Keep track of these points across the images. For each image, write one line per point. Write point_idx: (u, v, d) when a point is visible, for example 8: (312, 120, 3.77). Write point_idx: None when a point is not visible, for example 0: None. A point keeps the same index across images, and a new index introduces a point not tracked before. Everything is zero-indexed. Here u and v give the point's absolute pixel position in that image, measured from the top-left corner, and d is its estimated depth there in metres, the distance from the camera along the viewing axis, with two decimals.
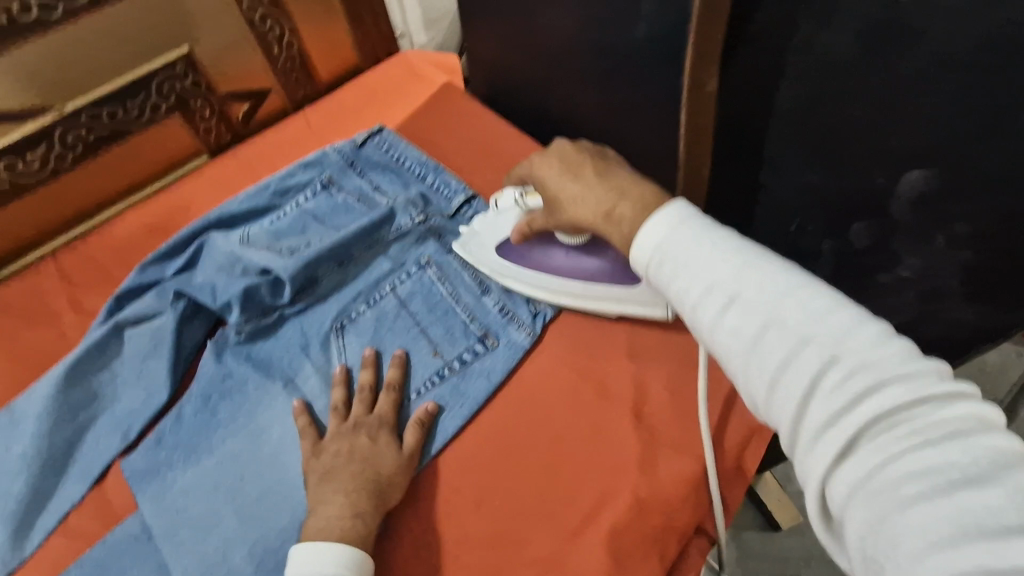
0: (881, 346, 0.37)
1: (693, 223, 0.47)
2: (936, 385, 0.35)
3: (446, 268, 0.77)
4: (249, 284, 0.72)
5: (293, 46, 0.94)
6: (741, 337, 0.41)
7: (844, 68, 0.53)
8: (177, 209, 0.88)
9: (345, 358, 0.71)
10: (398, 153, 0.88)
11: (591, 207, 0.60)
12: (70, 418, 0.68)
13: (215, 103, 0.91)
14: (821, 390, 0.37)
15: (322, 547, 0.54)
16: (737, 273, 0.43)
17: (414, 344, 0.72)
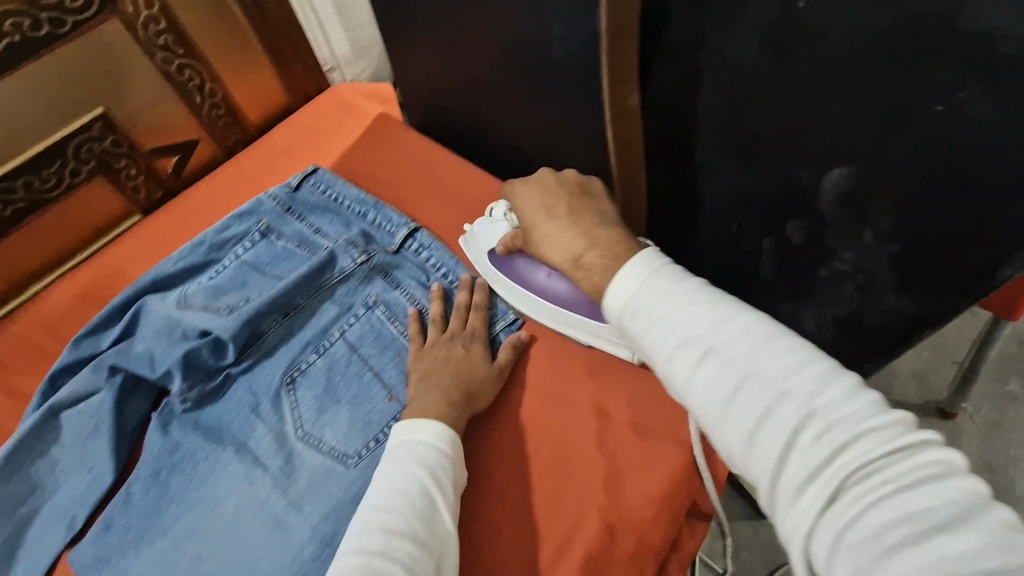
0: (850, 398, 0.40)
1: (668, 278, 0.50)
2: (903, 435, 0.38)
3: (394, 307, 0.76)
4: (189, 349, 0.70)
5: (216, 93, 0.92)
6: (717, 391, 0.44)
7: (755, 74, 0.54)
8: (110, 274, 0.84)
9: (297, 414, 0.69)
10: (335, 192, 0.86)
11: (560, 250, 0.62)
12: (9, 515, 0.65)
13: (140, 160, 0.88)
14: (799, 443, 0.39)
15: (424, 423, 0.59)
16: (712, 328, 0.46)
17: (368, 390, 0.70)
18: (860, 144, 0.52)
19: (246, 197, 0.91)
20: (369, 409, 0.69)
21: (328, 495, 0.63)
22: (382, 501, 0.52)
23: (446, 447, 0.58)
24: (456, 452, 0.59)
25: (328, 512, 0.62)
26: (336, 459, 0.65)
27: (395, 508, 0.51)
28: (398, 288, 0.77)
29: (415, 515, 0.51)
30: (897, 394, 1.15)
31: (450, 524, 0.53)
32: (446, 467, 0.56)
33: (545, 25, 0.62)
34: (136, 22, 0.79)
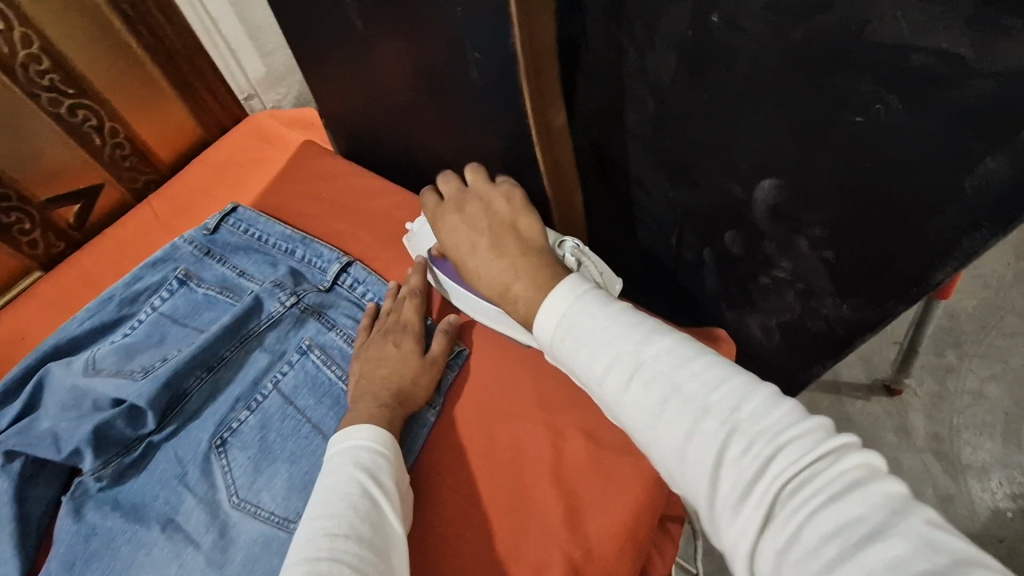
0: (770, 408, 0.41)
1: (592, 301, 0.51)
2: (824, 440, 0.39)
3: (330, 349, 0.71)
4: (99, 421, 0.63)
5: (117, 132, 0.84)
6: (647, 411, 0.45)
7: (676, 89, 0.52)
8: (7, 343, 0.76)
9: (230, 479, 0.63)
10: (258, 231, 0.80)
11: (489, 285, 0.61)
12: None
13: (34, 213, 0.79)
14: (729, 459, 0.40)
15: (360, 428, 0.58)
16: (637, 348, 0.47)
17: (306, 444, 0.65)
18: (785, 158, 0.51)
19: (159, 242, 0.84)
20: (308, 464, 0.64)
21: (268, 568, 0.58)
22: (324, 509, 0.50)
23: (385, 450, 0.57)
24: (397, 455, 0.58)
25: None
26: (277, 525, 0.60)
27: (337, 513, 0.49)
28: (333, 328, 0.73)
29: (359, 517, 0.49)
30: (844, 377, 1.19)
31: (397, 524, 0.52)
32: (385, 469, 0.55)
33: (460, 48, 0.60)
34: (14, 63, 0.71)
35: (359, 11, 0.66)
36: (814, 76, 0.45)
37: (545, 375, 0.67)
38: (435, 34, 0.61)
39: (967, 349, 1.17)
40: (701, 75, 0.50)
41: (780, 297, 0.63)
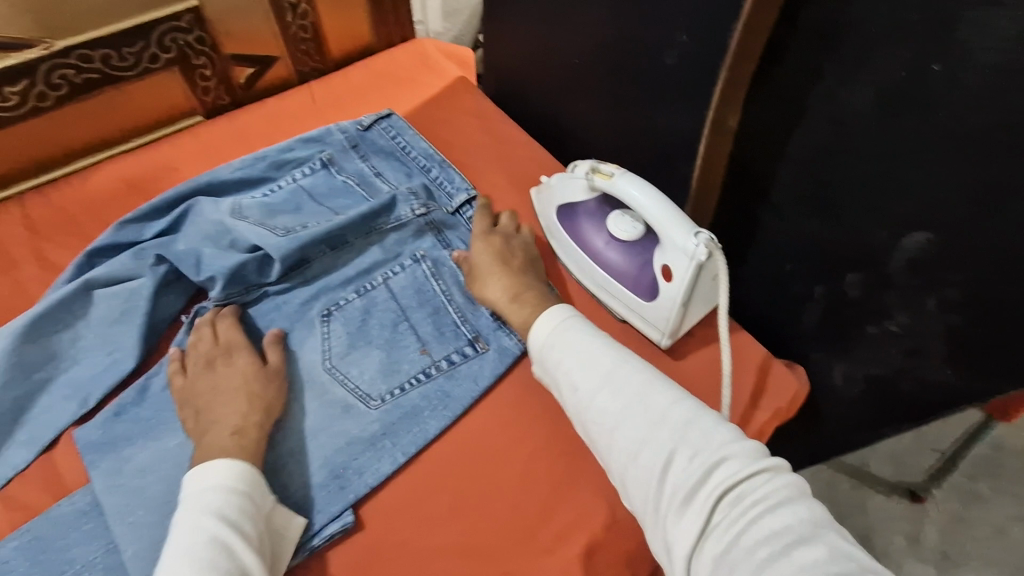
0: (715, 429, 0.48)
1: (573, 320, 0.60)
2: (762, 459, 0.45)
3: (440, 265, 0.76)
4: (237, 258, 0.69)
5: (307, 16, 0.91)
6: (611, 419, 0.51)
7: (863, 125, 0.55)
8: (160, 167, 0.83)
9: (329, 345, 0.69)
10: (404, 142, 0.85)
11: (500, 288, 0.69)
12: (23, 377, 0.64)
13: (217, 64, 0.87)
14: (677, 468, 0.46)
15: (212, 465, 0.55)
16: (610, 364, 0.54)
17: (401, 339, 0.70)
18: (944, 217, 0.54)
19: (312, 124, 0.90)
20: (399, 357, 0.69)
21: (343, 431, 0.64)
22: (172, 563, 0.49)
23: (240, 486, 0.54)
24: (255, 487, 0.56)
25: (342, 446, 0.63)
26: (358, 397, 0.66)
27: (180, 569, 0.48)
28: (448, 249, 0.78)
29: (207, 567, 0.48)
30: (874, 472, 1.15)
31: (257, 559, 0.51)
32: (241, 506, 0.53)
33: (664, 29, 0.64)
34: None
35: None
36: (1009, 142, 0.48)
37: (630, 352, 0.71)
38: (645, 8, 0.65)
39: (1004, 483, 1.14)
40: (895, 117, 0.53)
41: (880, 351, 0.66)
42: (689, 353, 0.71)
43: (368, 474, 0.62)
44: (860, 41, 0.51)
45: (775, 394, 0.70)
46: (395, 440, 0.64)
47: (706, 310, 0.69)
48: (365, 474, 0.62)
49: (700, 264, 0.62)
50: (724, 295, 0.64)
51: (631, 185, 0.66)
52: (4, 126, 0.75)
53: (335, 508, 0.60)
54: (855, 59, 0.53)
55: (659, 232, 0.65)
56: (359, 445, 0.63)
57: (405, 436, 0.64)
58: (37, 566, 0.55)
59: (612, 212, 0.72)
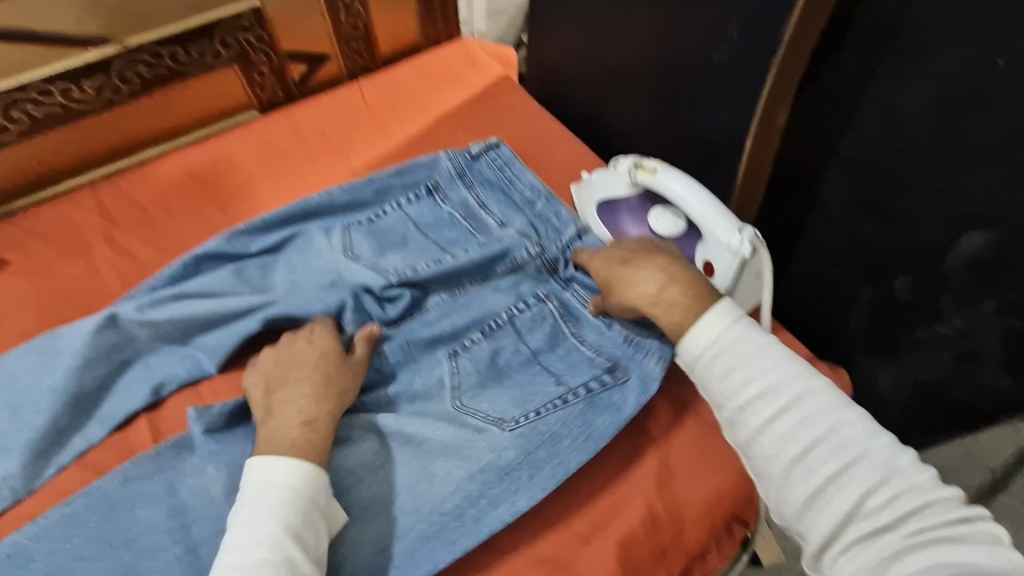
0: (911, 468, 0.45)
1: (744, 329, 0.54)
2: (954, 501, 0.44)
3: (566, 305, 0.73)
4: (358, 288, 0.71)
5: (359, 15, 0.94)
6: (793, 446, 0.47)
7: (921, 122, 0.54)
8: (221, 159, 0.87)
9: (456, 382, 0.67)
10: (512, 174, 0.83)
11: (638, 289, 0.61)
12: (105, 358, 0.66)
13: (274, 61, 0.91)
14: (867, 503, 0.44)
15: (279, 463, 0.53)
16: (795, 384, 0.49)
17: (535, 380, 0.67)
18: (1005, 216, 0.53)
19: (362, 121, 0.93)
20: (533, 389, 0.66)
21: (476, 455, 0.61)
22: (234, 563, 0.49)
23: (304, 488, 0.53)
24: (317, 490, 0.54)
25: (476, 472, 0.60)
26: (492, 422, 0.64)
27: (240, 568, 0.48)
28: (566, 286, 0.75)
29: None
30: None
31: (314, 569, 0.50)
32: (303, 513, 0.52)
33: (715, 24, 0.64)
34: None
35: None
36: None
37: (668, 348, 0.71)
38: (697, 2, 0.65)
39: None
40: (955, 114, 0.52)
41: (930, 355, 0.65)
42: None
43: (503, 508, 0.59)
44: (918, 36, 0.51)
45: None
46: (533, 471, 0.61)
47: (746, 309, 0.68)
48: (501, 506, 0.59)
49: (743, 259, 0.62)
50: (767, 292, 0.63)
51: (675, 180, 0.67)
52: (80, 118, 0.80)
53: (469, 542, 0.58)
54: (913, 55, 0.52)
55: (703, 229, 0.65)
56: (494, 473, 0.60)
57: (544, 469, 0.61)
58: (106, 523, 0.59)
59: (654, 208, 0.72)
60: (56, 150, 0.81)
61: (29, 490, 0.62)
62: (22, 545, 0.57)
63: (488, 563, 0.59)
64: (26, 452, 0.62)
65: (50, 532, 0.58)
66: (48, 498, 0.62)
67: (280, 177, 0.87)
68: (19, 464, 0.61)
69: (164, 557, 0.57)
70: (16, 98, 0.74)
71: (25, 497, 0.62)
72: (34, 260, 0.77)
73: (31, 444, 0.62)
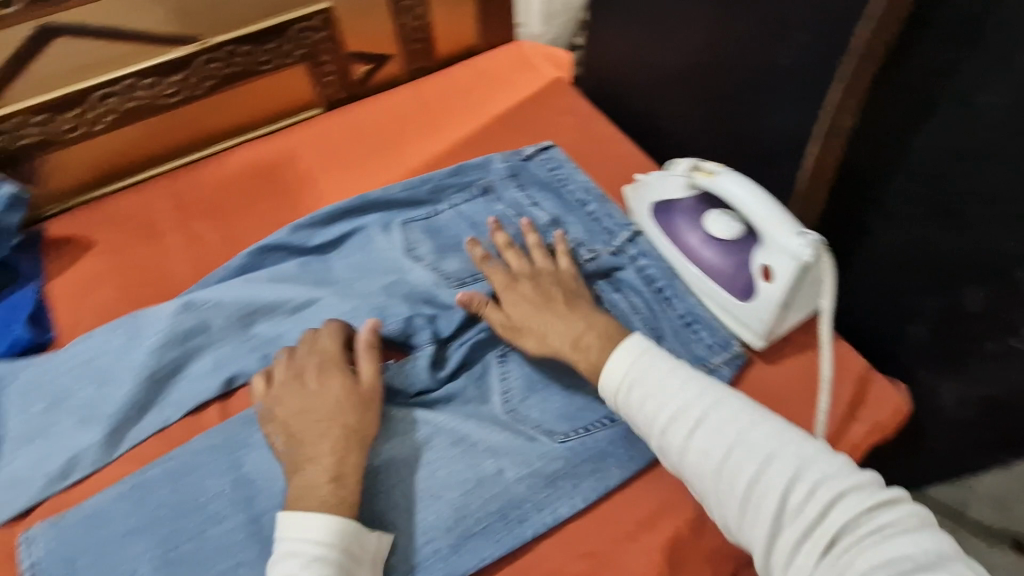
0: (826, 461, 0.51)
1: (653, 356, 0.61)
2: (872, 488, 0.49)
3: (616, 308, 0.74)
4: (420, 285, 0.74)
5: (422, 17, 0.97)
6: (710, 457, 0.54)
7: (998, 129, 0.53)
8: (288, 154, 0.91)
9: (507, 385, 0.69)
10: (564, 174, 0.85)
11: (557, 334, 0.66)
12: (181, 339, 0.70)
13: (340, 60, 0.95)
14: (789, 502, 0.49)
15: (309, 521, 0.54)
16: (702, 402, 0.57)
17: (582, 389, 0.69)
18: None
19: (419, 120, 0.96)
20: (581, 403, 0.68)
21: (526, 460, 0.64)
22: None
23: (337, 545, 0.54)
24: (354, 542, 0.55)
25: (526, 477, 0.63)
26: (541, 433, 0.66)
27: None
28: (619, 292, 0.75)
29: None
30: (979, 515, 1.04)
31: None
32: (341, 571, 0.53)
33: (786, 27, 0.64)
34: None
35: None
36: None
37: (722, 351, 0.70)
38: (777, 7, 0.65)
39: None
40: None
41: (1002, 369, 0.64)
42: (782, 358, 0.71)
43: (546, 513, 0.61)
44: (1000, 40, 0.50)
45: (874, 408, 0.67)
46: (577, 482, 0.63)
47: (802, 316, 0.68)
48: (544, 511, 0.61)
49: (804, 263, 0.62)
50: (827, 299, 0.65)
51: (734, 183, 0.66)
52: (163, 112, 0.86)
53: (514, 541, 0.60)
54: (994, 59, 0.51)
55: (760, 232, 0.65)
56: (541, 480, 0.63)
57: (587, 481, 0.63)
58: (176, 490, 0.62)
59: (710, 210, 0.72)
60: (142, 141, 0.87)
61: (109, 458, 0.66)
62: (103, 504, 0.62)
63: (533, 553, 0.61)
64: (108, 424, 0.66)
65: (128, 496, 0.62)
66: (123, 466, 0.66)
67: (343, 173, 0.90)
68: (102, 436, 0.65)
69: (230, 524, 0.61)
70: (107, 91, 0.80)
71: (105, 464, 0.65)
72: (116, 242, 0.82)
73: (113, 416, 0.66)
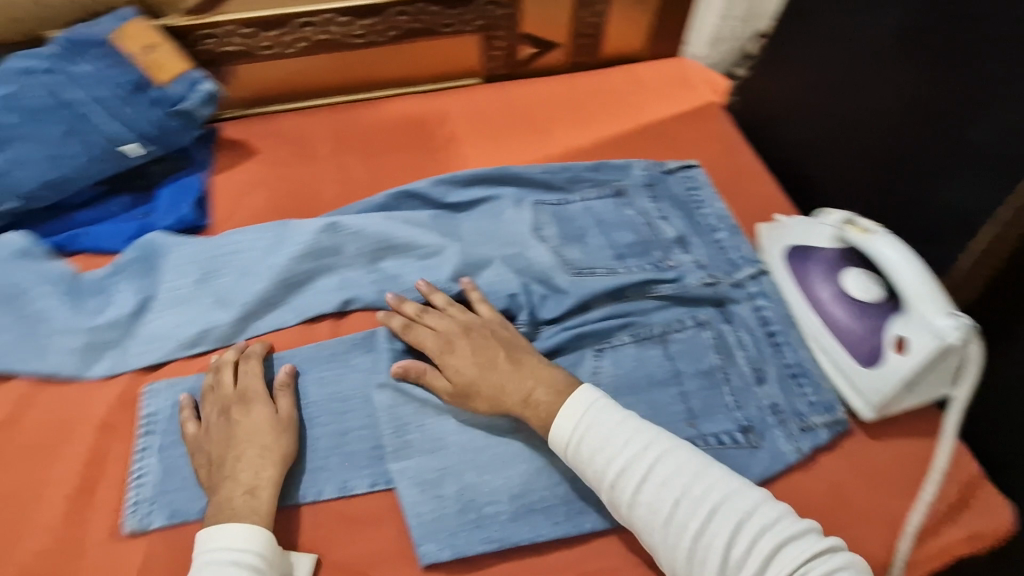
0: (765, 508, 0.54)
1: (597, 407, 0.61)
2: (808, 537, 0.53)
3: (723, 339, 0.73)
4: (535, 265, 0.76)
5: (597, 15, 1.00)
6: (658, 511, 0.56)
7: None
8: (441, 114, 0.96)
9: (596, 379, 0.70)
10: (702, 198, 0.84)
11: (508, 393, 0.65)
12: (316, 256, 0.76)
13: (511, 38, 0.99)
14: (737, 553, 0.52)
15: (224, 531, 0.55)
16: (650, 455, 0.58)
17: (669, 406, 0.69)
18: None
19: (568, 110, 0.98)
20: (664, 418, 0.68)
21: None
22: None
23: (253, 548, 0.55)
24: (270, 544, 0.56)
25: None
26: None
27: None
28: (730, 323, 0.74)
29: None
30: None
31: None
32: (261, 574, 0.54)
33: (986, 111, 0.66)
34: None
35: (906, 40, 0.73)
36: None
37: (822, 411, 0.68)
38: (985, 99, 0.66)
39: None
40: None
41: None
42: (888, 436, 0.68)
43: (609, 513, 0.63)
44: None
45: (977, 515, 0.64)
46: None
47: (920, 402, 0.67)
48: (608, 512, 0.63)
49: (946, 345, 0.61)
50: (964, 388, 0.63)
51: (888, 245, 0.65)
52: (347, 50, 0.93)
53: (571, 528, 0.62)
54: None
55: (906, 302, 0.64)
56: None
57: None
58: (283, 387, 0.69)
59: (849, 268, 0.70)
60: (319, 72, 0.95)
61: (230, 341, 0.72)
62: None
63: (586, 545, 0.63)
64: (238, 311, 0.73)
65: None
66: (239, 353, 0.72)
67: (487, 142, 0.94)
68: (231, 321, 0.72)
69: (323, 430, 0.67)
70: (309, 20, 0.88)
71: (225, 346, 0.72)
72: (274, 156, 0.90)
73: (244, 305, 0.73)
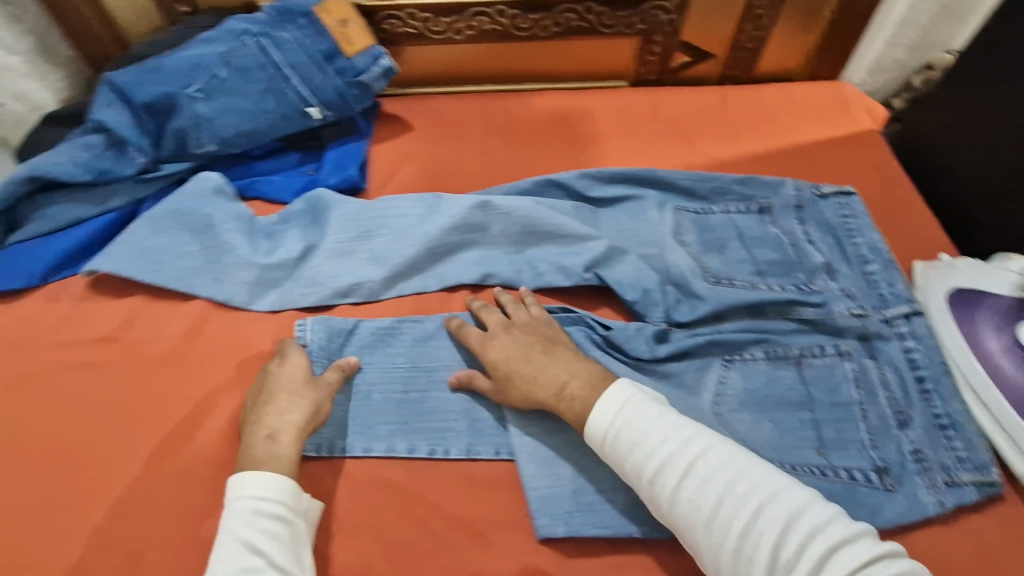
0: (812, 510, 0.52)
1: (635, 402, 0.61)
2: (861, 545, 0.50)
3: (866, 373, 0.69)
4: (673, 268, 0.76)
5: (761, 30, 0.98)
6: (699, 511, 0.55)
7: None
8: (588, 111, 0.98)
9: (724, 390, 0.69)
10: (856, 225, 0.80)
11: (542, 385, 0.66)
12: (462, 230, 0.80)
13: (669, 45, 0.99)
14: (784, 555, 0.50)
15: (248, 476, 0.59)
16: (690, 453, 0.57)
17: (799, 431, 0.66)
18: None
19: (716, 121, 0.97)
20: (793, 442, 0.66)
21: None
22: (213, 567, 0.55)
23: (272, 493, 0.58)
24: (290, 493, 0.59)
25: None
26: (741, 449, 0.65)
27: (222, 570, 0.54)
28: (875, 359, 0.70)
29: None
30: None
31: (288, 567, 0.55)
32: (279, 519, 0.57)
33: None
34: None
35: None
36: None
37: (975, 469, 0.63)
38: None
39: None
40: None
41: None
42: None
43: None
44: None
45: None
46: None
47: None
48: None
49: None
50: None
51: None
52: (510, 42, 0.97)
53: None
54: None
55: None
56: None
57: None
58: (417, 348, 0.73)
59: None
60: (479, 61, 1.00)
61: (375, 296, 0.78)
62: (362, 330, 0.74)
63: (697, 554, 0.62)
64: (387, 270, 0.78)
65: (381, 334, 0.74)
66: (383, 308, 0.78)
67: (630, 144, 0.95)
68: (381, 278, 0.78)
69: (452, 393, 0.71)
70: (481, 10, 0.93)
71: (370, 300, 0.78)
72: (428, 134, 0.96)
73: (393, 266, 0.78)
